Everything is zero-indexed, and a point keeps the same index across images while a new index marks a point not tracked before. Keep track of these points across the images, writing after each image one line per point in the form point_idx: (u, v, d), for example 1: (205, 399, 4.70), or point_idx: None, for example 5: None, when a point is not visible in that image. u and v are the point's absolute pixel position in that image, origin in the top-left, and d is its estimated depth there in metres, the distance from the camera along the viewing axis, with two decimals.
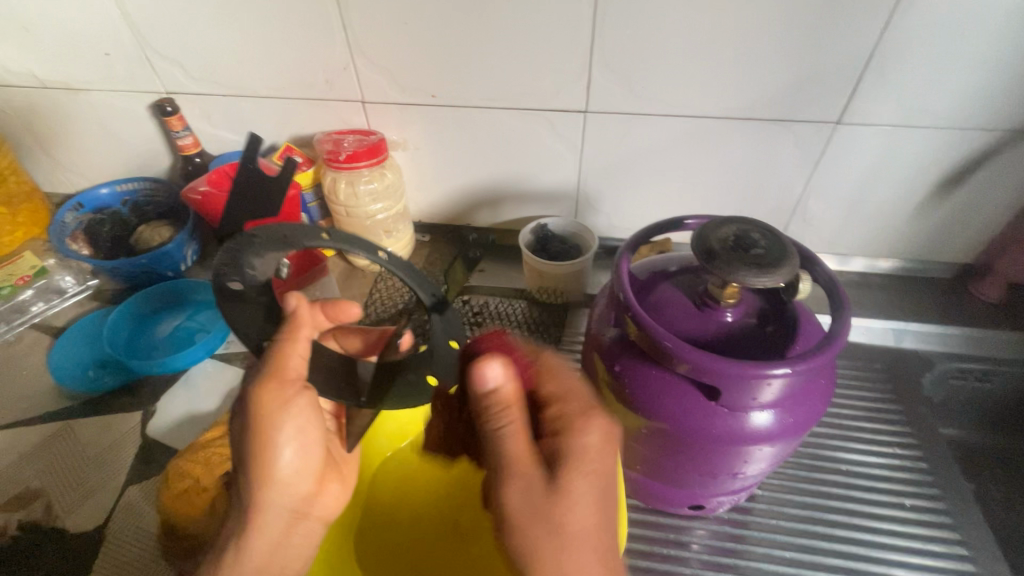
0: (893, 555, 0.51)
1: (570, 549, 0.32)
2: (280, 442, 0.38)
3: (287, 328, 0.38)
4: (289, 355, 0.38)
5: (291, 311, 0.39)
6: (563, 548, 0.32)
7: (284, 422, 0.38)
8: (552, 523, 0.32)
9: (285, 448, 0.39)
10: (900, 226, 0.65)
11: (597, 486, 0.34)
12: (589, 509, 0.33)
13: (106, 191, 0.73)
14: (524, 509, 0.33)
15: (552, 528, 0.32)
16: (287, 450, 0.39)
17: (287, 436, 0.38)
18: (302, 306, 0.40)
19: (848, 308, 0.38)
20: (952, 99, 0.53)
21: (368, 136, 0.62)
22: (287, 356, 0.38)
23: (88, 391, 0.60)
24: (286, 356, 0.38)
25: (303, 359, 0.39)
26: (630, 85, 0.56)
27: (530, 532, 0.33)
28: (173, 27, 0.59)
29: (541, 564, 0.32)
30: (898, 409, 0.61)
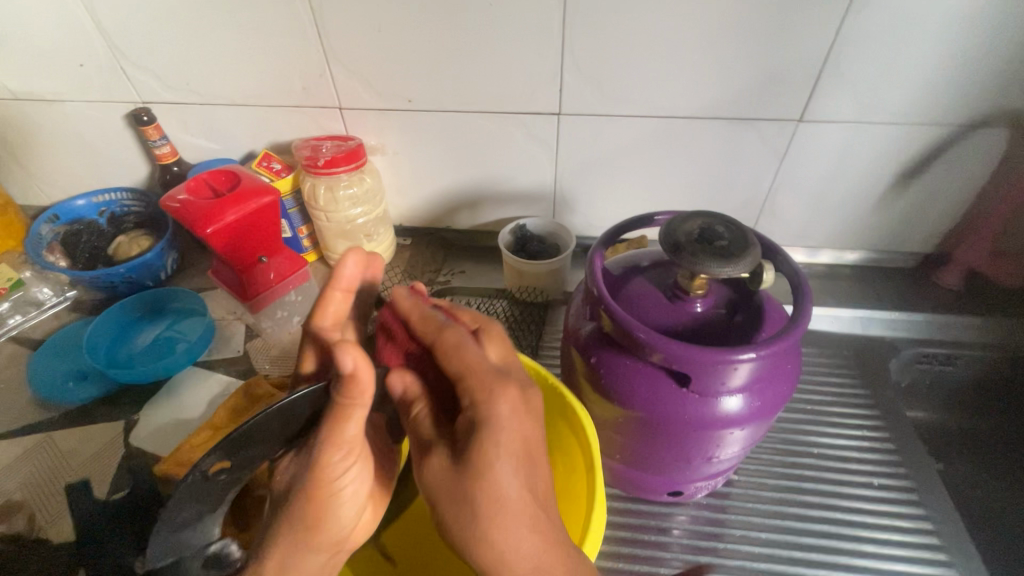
0: (863, 531, 0.53)
1: (511, 530, 0.33)
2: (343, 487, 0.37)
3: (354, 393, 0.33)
4: (351, 421, 0.34)
5: (351, 371, 0.33)
6: (500, 524, 0.32)
7: (342, 482, 0.36)
8: (465, 501, 0.32)
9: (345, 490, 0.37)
10: (863, 218, 0.67)
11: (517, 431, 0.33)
12: (508, 479, 0.32)
13: (83, 203, 0.73)
14: (441, 489, 0.33)
15: (454, 495, 0.33)
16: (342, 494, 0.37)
17: (350, 481, 0.37)
18: (363, 369, 0.33)
19: (810, 296, 0.40)
20: (904, 96, 0.56)
21: (346, 141, 0.63)
22: (348, 422, 0.34)
23: (70, 402, 0.60)
24: (346, 425, 0.34)
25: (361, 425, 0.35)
26: (601, 87, 0.58)
27: (447, 513, 0.33)
28: (148, 37, 0.59)
29: (474, 531, 0.33)
30: (866, 394, 0.64)
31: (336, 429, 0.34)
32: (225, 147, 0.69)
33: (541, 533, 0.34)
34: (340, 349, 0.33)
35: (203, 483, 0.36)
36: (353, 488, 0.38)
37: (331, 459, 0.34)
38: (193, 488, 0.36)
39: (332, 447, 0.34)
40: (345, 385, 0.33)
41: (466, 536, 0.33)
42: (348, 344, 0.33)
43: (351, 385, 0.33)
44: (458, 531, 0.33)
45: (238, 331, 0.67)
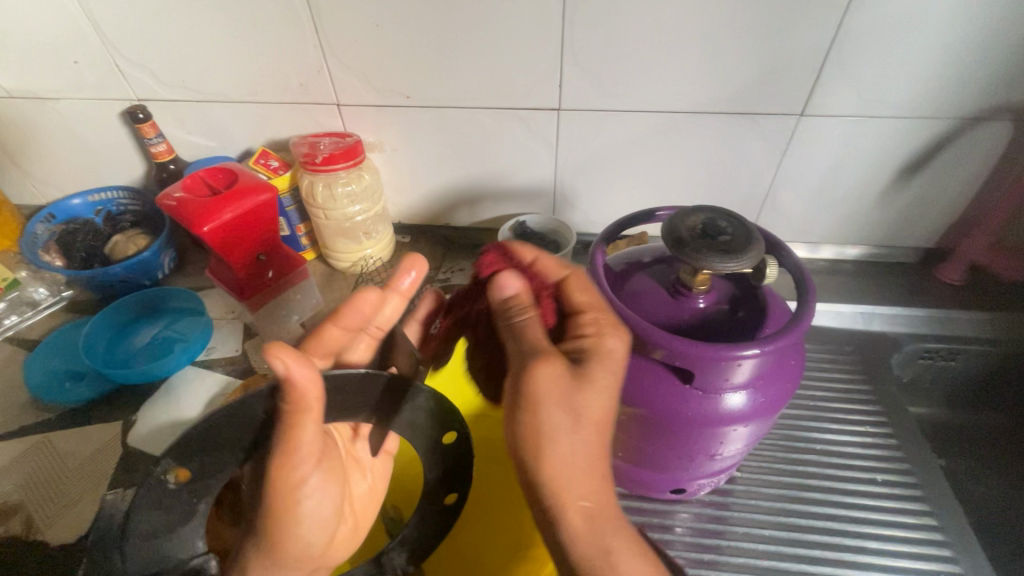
0: (867, 528, 0.52)
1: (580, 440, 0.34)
2: (302, 502, 0.38)
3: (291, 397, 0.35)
4: (302, 429, 0.35)
5: (282, 373, 0.34)
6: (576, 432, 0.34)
7: (302, 495, 0.38)
8: (568, 410, 0.34)
9: (304, 505, 0.39)
10: (864, 214, 0.67)
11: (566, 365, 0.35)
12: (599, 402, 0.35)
13: (79, 202, 0.72)
14: (553, 393, 0.34)
15: (557, 397, 0.34)
16: (304, 510, 0.39)
17: (308, 494, 0.39)
18: (295, 370, 0.34)
19: (814, 291, 0.40)
20: (906, 89, 0.55)
21: (344, 138, 0.63)
22: (300, 429, 0.35)
23: (67, 402, 0.59)
24: (298, 435, 0.35)
25: (314, 434, 0.36)
26: (600, 82, 0.57)
27: (549, 417, 0.33)
28: (143, 34, 0.59)
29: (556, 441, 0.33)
30: (868, 390, 0.64)
31: (289, 439, 0.35)
32: (222, 145, 0.69)
33: (598, 474, 0.34)
34: (268, 351, 0.33)
35: (161, 486, 0.37)
36: (315, 501, 0.39)
37: (284, 472, 0.36)
38: (154, 489, 0.37)
39: (284, 457, 0.36)
40: (285, 387, 0.34)
41: (554, 444, 0.33)
42: (274, 346, 0.34)
43: (289, 388, 0.34)
44: (546, 441, 0.33)
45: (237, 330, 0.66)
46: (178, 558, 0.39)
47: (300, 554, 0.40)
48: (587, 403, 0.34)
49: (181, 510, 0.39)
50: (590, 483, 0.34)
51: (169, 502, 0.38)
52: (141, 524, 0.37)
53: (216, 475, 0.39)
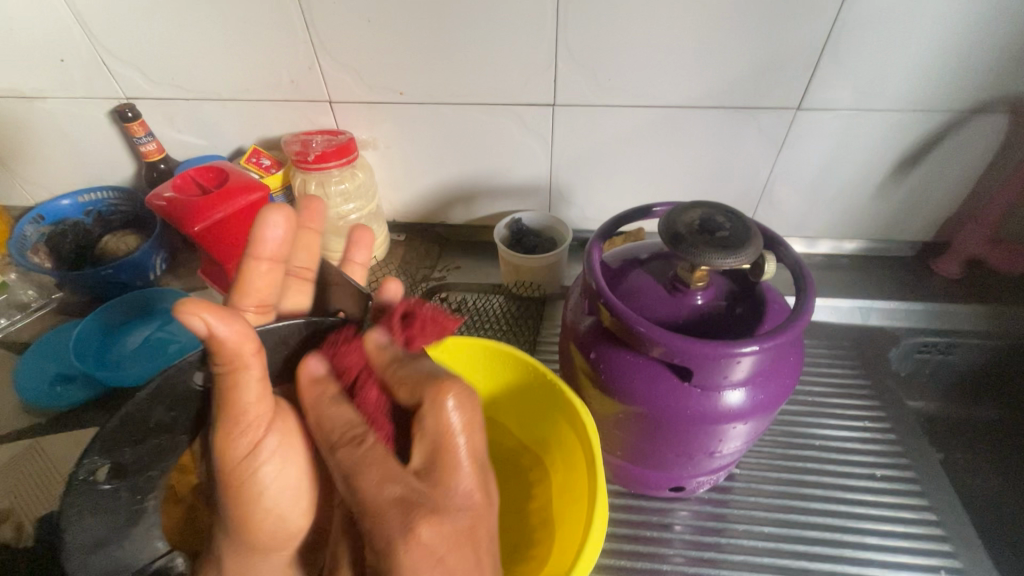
0: (866, 523, 0.52)
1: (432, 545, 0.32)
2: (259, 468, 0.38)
3: (223, 359, 0.32)
4: (244, 388, 0.33)
5: (206, 332, 0.30)
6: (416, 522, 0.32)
7: (259, 457, 0.38)
8: (457, 560, 0.33)
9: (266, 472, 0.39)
10: (862, 208, 0.67)
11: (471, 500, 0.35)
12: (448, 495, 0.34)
13: (68, 203, 0.71)
14: (438, 558, 0.32)
15: (444, 554, 0.32)
16: (262, 473, 0.39)
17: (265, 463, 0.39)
18: (220, 328, 0.30)
19: (813, 287, 0.39)
20: (903, 82, 0.55)
21: (337, 136, 0.62)
22: (241, 390, 0.33)
23: (57, 406, 0.58)
24: (238, 391, 0.33)
25: (257, 387, 0.34)
26: (596, 78, 0.57)
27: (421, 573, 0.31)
28: (131, 31, 0.58)
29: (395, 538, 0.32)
30: (867, 385, 0.63)
31: (229, 399, 0.34)
32: (213, 143, 0.68)
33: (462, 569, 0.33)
34: (177, 312, 0.28)
35: (95, 490, 0.34)
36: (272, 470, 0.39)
37: (232, 434, 0.35)
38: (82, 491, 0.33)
39: (230, 419, 0.34)
40: (210, 348, 0.31)
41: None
42: (184, 301, 0.29)
43: (217, 349, 0.31)
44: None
45: None
46: (136, 565, 0.36)
47: (263, 520, 0.41)
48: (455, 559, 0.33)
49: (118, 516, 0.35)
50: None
51: (108, 508, 0.35)
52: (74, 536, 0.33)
53: (160, 467, 0.37)
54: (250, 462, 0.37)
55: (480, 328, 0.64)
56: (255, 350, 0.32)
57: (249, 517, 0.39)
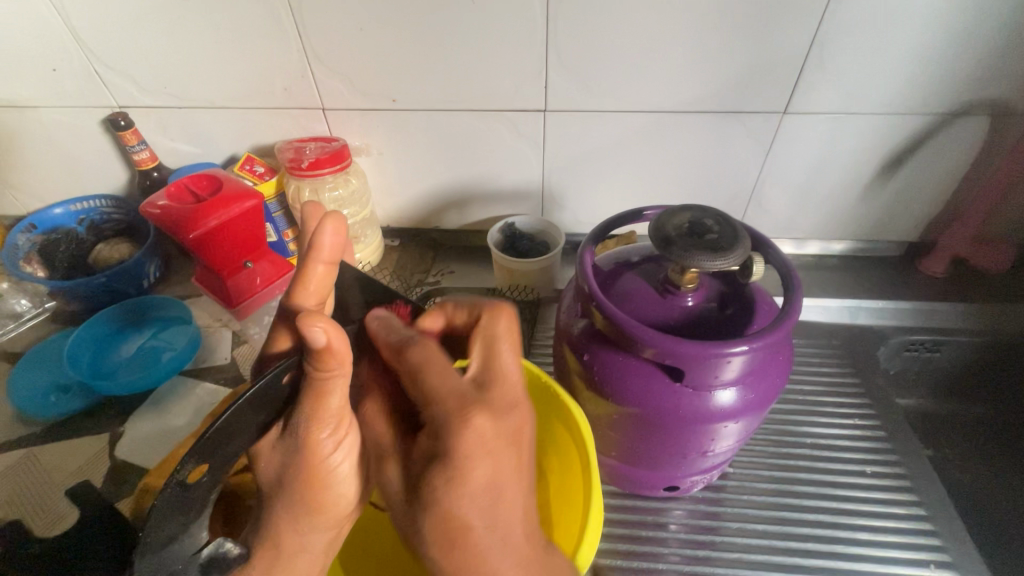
0: (856, 519, 0.53)
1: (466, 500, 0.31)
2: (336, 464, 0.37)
3: (328, 361, 0.33)
4: (333, 395, 0.35)
5: (320, 343, 0.32)
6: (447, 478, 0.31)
7: (335, 458, 0.37)
8: (504, 462, 0.32)
9: (341, 468, 0.38)
10: (848, 210, 0.68)
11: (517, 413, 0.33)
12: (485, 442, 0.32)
13: (61, 211, 0.70)
14: (476, 454, 0.31)
15: (489, 451, 0.31)
16: (337, 472, 0.38)
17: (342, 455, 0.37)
18: (335, 339, 0.32)
19: (800, 287, 0.40)
20: (885, 86, 0.56)
21: (330, 143, 0.62)
22: (329, 395, 0.35)
23: (52, 415, 0.58)
24: (327, 392, 0.35)
25: (343, 394, 0.35)
26: (586, 83, 0.57)
27: (470, 471, 0.31)
28: (124, 41, 0.58)
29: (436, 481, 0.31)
30: (857, 383, 0.64)
31: (318, 401, 0.35)
32: (206, 151, 0.68)
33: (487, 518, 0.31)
34: (302, 321, 0.31)
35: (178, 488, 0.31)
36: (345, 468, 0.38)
37: (313, 429, 0.35)
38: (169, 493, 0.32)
39: (312, 418, 0.35)
40: (318, 356, 0.33)
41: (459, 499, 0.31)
42: (306, 316, 0.32)
43: (326, 355, 0.33)
44: (462, 502, 0.31)
45: (225, 338, 0.65)
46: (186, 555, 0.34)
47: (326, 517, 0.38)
48: (501, 465, 0.31)
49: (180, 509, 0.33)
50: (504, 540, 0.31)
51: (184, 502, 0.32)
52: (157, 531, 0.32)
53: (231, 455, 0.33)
54: (329, 455, 0.36)
55: None
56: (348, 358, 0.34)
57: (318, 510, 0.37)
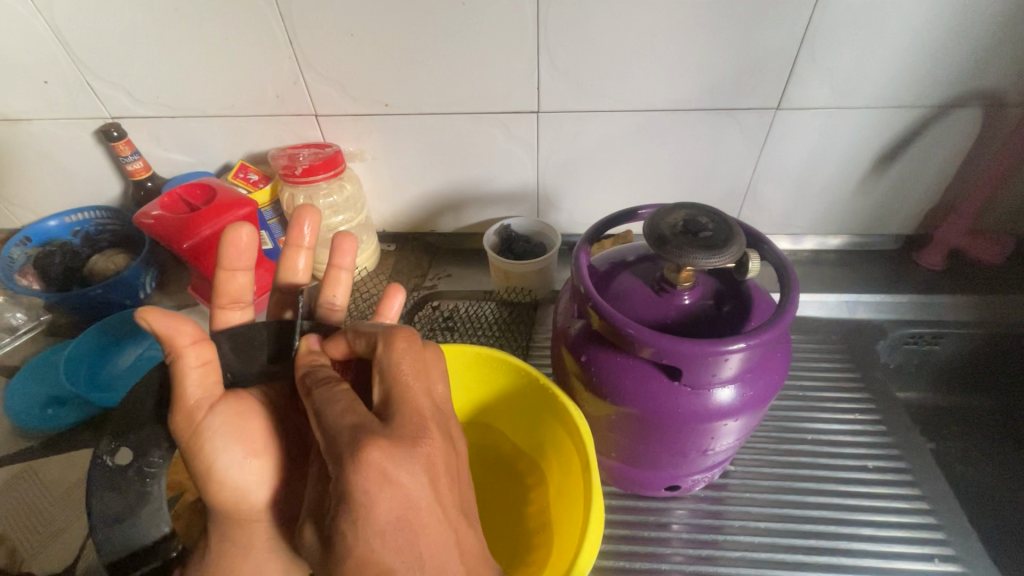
0: (860, 515, 0.53)
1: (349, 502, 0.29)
2: (215, 455, 0.36)
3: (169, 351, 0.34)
4: (184, 382, 0.34)
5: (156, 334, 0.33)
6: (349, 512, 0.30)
7: (222, 458, 0.36)
8: (416, 525, 0.29)
9: (233, 464, 0.37)
10: (845, 204, 0.68)
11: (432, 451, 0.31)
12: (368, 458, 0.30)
13: (55, 223, 0.70)
14: (380, 516, 0.29)
15: (392, 523, 0.29)
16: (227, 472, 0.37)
17: (218, 446, 0.36)
18: (158, 321, 0.33)
19: (796, 283, 0.40)
20: (878, 79, 0.56)
21: (323, 149, 0.62)
22: (185, 383, 0.34)
23: (50, 428, 0.58)
24: (184, 382, 0.34)
25: (199, 379, 0.35)
26: (578, 83, 0.57)
27: (379, 541, 0.29)
28: (114, 52, 0.58)
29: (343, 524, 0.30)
30: (857, 378, 0.64)
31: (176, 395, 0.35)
32: (200, 160, 0.68)
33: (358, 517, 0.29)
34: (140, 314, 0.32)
35: (108, 466, 0.36)
36: (234, 456, 0.37)
37: (175, 422, 0.35)
38: (108, 473, 0.36)
39: (179, 412, 0.35)
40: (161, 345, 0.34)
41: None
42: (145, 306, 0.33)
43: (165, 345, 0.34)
44: (377, 555, 0.29)
45: None
46: (141, 541, 0.36)
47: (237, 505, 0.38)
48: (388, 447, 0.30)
49: (120, 496, 0.36)
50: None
51: (122, 486, 0.36)
52: (102, 510, 0.35)
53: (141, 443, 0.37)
54: (201, 438, 0.35)
55: (472, 335, 0.65)
56: (202, 336, 0.35)
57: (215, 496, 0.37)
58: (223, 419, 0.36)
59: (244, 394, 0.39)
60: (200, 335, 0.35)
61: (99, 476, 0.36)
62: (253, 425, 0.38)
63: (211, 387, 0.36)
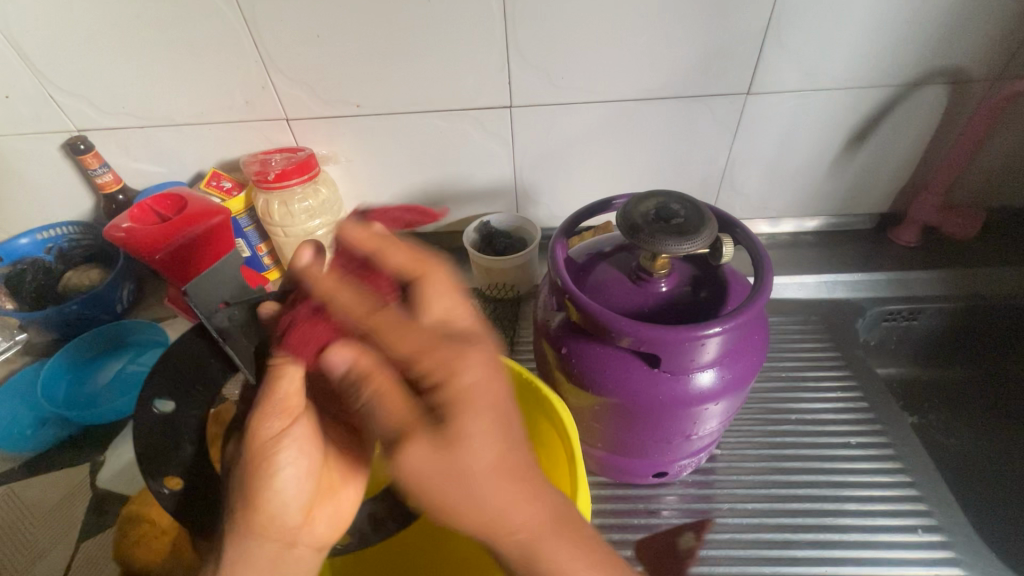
0: (845, 490, 0.54)
1: (497, 490, 0.28)
2: (280, 462, 0.37)
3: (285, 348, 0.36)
4: (290, 380, 0.36)
5: (281, 321, 0.36)
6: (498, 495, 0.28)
7: (284, 455, 0.38)
8: (496, 478, 0.28)
9: (284, 470, 0.38)
10: (820, 185, 0.68)
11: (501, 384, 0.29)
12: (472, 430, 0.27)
13: (27, 241, 0.68)
14: (459, 458, 0.26)
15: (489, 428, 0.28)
16: (282, 477, 0.37)
17: (287, 455, 0.38)
18: (296, 324, 0.36)
19: (769, 265, 0.40)
20: (843, 61, 0.57)
21: (296, 153, 0.61)
22: (286, 382, 0.36)
23: (34, 447, 0.57)
24: (283, 379, 0.36)
25: (301, 381, 0.37)
26: (549, 76, 0.57)
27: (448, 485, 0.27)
28: (76, 64, 0.57)
29: (471, 487, 0.27)
30: (838, 356, 0.65)
31: (273, 388, 0.36)
32: (172, 169, 0.67)
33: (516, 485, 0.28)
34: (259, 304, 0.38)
35: (151, 415, 0.37)
36: (291, 467, 0.38)
37: (265, 417, 0.37)
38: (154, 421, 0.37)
39: (269, 400, 0.36)
40: (279, 340, 0.35)
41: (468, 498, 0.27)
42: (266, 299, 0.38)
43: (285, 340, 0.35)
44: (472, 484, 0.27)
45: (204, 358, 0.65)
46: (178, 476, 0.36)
47: (275, 526, 0.37)
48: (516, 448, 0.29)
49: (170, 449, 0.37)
50: (526, 492, 0.29)
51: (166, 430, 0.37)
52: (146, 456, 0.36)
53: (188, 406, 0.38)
54: (274, 445, 0.37)
55: None
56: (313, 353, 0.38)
57: (261, 509, 0.36)
58: (297, 430, 0.38)
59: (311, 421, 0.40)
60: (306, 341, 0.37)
61: (196, 396, 0.39)
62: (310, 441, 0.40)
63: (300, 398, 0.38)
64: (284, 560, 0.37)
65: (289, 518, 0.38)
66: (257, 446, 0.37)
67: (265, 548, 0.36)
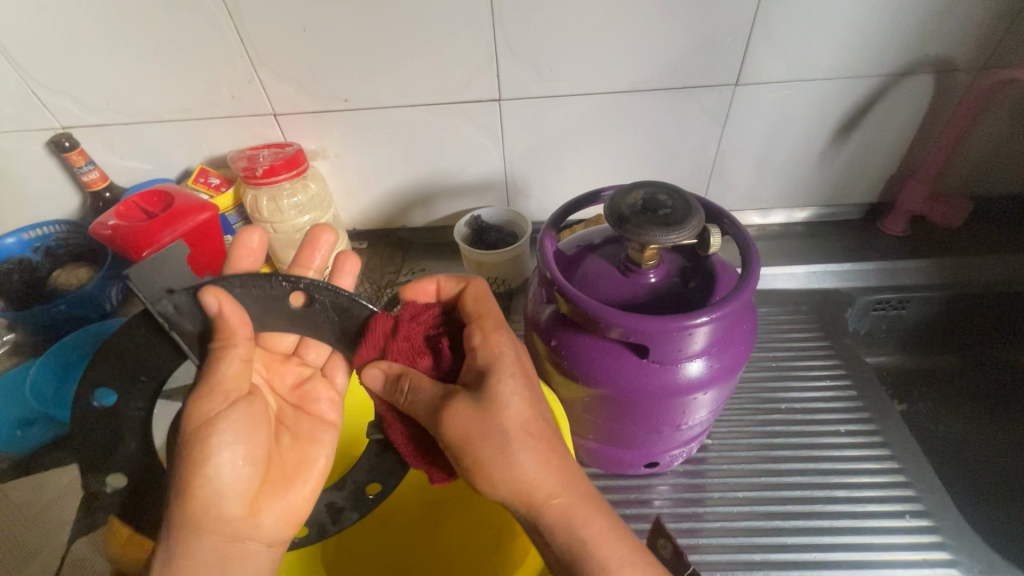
0: (833, 477, 0.54)
1: (525, 439, 0.37)
2: (216, 446, 0.37)
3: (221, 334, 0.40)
4: (224, 362, 0.39)
5: (215, 310, 0.39)
6: (520, 443, 0.37)
7: (221, 439, 0.37)
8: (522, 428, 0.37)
9: (222, 455, 0.37)
10: (810, 176, 0.69)
11: (523, 386, 0.39)
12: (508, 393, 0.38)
13: (13, 241, 0.67)
14: (508, 409, 0.37)
15: (518, 418, 0.37)
16: (221, 463, 0.37)
17: (223, 440, 0.37)
18: (224, 305, 0.39)
19: (756, 253, 0.41)
20: (830, 51, 0.57)
21: (283, 148, 0.61)
22: (222, 363, 0.39)
23: (16, 449, 0.56)
24: (220, 360, 0.39)
25: (236, 363, 0.39)
26: (538, 68, 0.57)
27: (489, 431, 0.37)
28: (59, 59, 0.56)
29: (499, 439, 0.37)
30: (827, 345, 0.66)
31: (211, 373, 0.39)
32: (159, 166, 0.66)
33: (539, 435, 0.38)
34: (199, 291, 0.39)
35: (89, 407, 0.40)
36: (233, 455, 0.37)
37: (199, 399, 0.38)
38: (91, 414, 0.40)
39: (207, 385, 0.38)
40: (216, 325, 0.39)
41: (514, 473, 0.36)
42: (208, 286, 0.39)
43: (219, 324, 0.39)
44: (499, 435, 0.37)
45: None
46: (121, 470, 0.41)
47: (217, 518, 0.36)
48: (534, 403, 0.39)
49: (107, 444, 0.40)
50: (546, 450, 0.37)
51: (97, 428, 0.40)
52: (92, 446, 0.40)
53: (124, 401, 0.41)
54: (210, 427, 0.37)
55: None
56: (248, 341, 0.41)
57: (196, 501, 0.35)
58: (236, 414, 0.39)
59: (256, 405, 0.40)
60: (248, 329, 0.41)
61: (138, 388, 0.41)
62: (258, 430, 0.39)
63: (238, 384, 0.39)
64: (228, 556, 0.36)
65: (238, 512, 0.37)
66: (190, 433, 0.37)
67: (205, 539, 0.36)
